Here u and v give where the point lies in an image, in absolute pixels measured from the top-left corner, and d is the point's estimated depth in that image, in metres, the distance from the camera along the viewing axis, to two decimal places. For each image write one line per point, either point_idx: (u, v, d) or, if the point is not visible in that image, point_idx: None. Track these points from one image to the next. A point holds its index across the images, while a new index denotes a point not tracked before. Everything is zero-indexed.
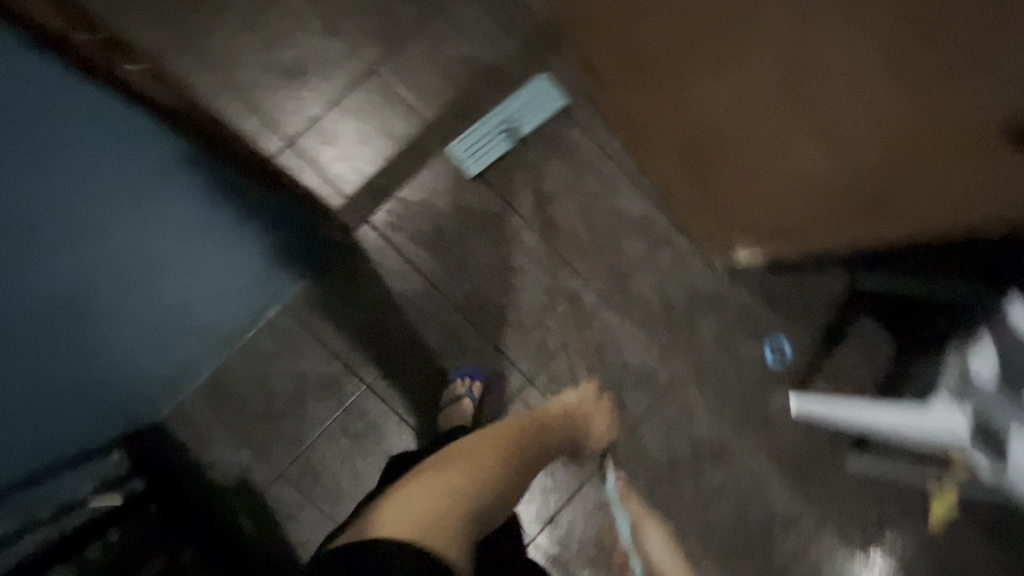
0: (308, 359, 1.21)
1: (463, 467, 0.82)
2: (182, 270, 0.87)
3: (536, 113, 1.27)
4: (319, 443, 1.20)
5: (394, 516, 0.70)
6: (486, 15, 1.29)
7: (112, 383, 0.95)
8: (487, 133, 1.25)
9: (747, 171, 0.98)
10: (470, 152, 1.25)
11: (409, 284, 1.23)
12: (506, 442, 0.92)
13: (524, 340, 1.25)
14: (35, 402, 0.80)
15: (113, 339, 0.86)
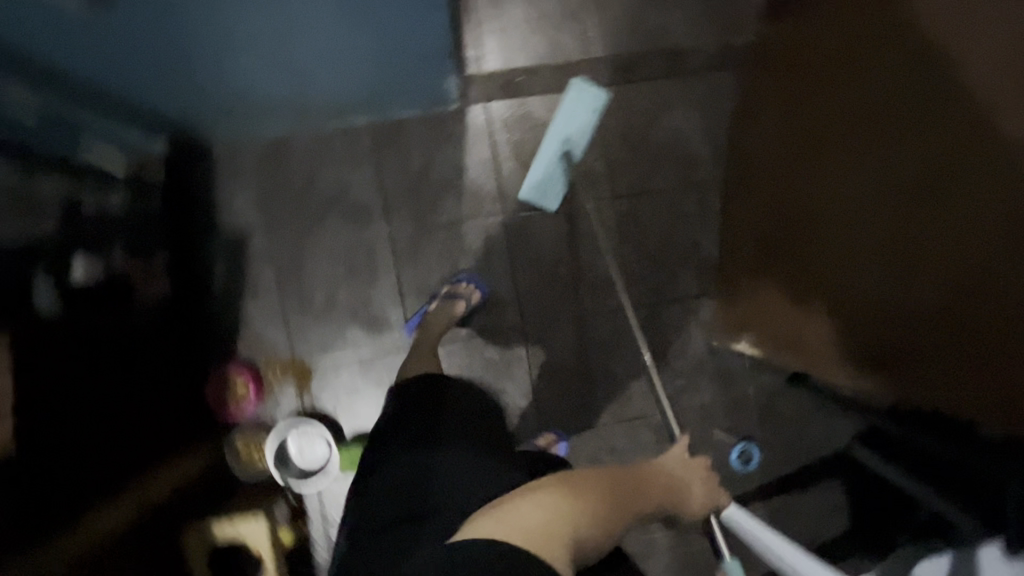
0: (359, 179, 1.22)
1: (571, 498, 0.66)
2: (344, 38, 0.90)
3: (584, 118, 1.22)
4: (319, 252, 1.22)
5: (504, 528, 0.60)
6: (704, 3, 1.26)
7: (214, 82, 0.94)
8: (550, 166, 1.23)
9: (803, 280, 1.04)
10: (542, 188, 1.22)
11: (482, 178, 1.24)
12: (625, 491, 0.72)
13: (542, 290, 1.25)
14: (160, 43, 0.79)
15: (254, 38, 0.84)
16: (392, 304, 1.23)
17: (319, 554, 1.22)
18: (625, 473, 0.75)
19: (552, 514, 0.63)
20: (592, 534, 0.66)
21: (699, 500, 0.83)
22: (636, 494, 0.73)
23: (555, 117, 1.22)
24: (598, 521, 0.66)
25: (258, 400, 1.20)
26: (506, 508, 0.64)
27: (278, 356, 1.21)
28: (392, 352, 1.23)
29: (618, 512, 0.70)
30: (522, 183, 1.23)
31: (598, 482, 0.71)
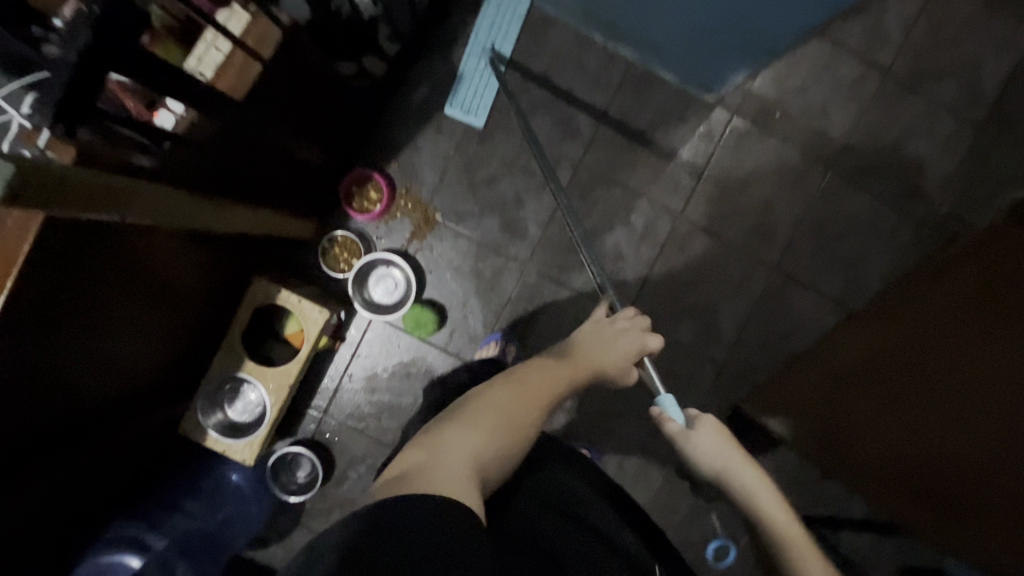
0: (586, 100, 1.21)
1: (472, 428, 0.69)
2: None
3: (506, 25, 1.18)
4: (510, 133, 1.20)
5: (417, 477, 0.59)
6: (976, 166, 1.22)
7: None
8: (474, 78, 1.17)
9: (879, 427, 0.94)
10: (468, 104, 1.17)
11: (683, 172, 1.23)
12: (518, 409, 0.75)
13: (661, 299, 1.24)
14: None
15: None
16: (535, 220, 1.22)
17: (329, 375, 1.23)
18: (524, 381, 0.79)
19: (450, 462, 0.63)
20: (499, 450, 0.69)
21: (631, 350, 0.88)
22: (514, 403, 0.75)
23: (482, 19, 1.17)
24: (501, 442, 0.70)
25: (377, 216, 1.18)
26: (394, 481, 0.60)
27: (417, 193, 1.19)
28: (507, 258, 1.22)
29: (541, 411, 0.77)
30: (447, 97, 1.18)
31: (477, 413, 0.72)
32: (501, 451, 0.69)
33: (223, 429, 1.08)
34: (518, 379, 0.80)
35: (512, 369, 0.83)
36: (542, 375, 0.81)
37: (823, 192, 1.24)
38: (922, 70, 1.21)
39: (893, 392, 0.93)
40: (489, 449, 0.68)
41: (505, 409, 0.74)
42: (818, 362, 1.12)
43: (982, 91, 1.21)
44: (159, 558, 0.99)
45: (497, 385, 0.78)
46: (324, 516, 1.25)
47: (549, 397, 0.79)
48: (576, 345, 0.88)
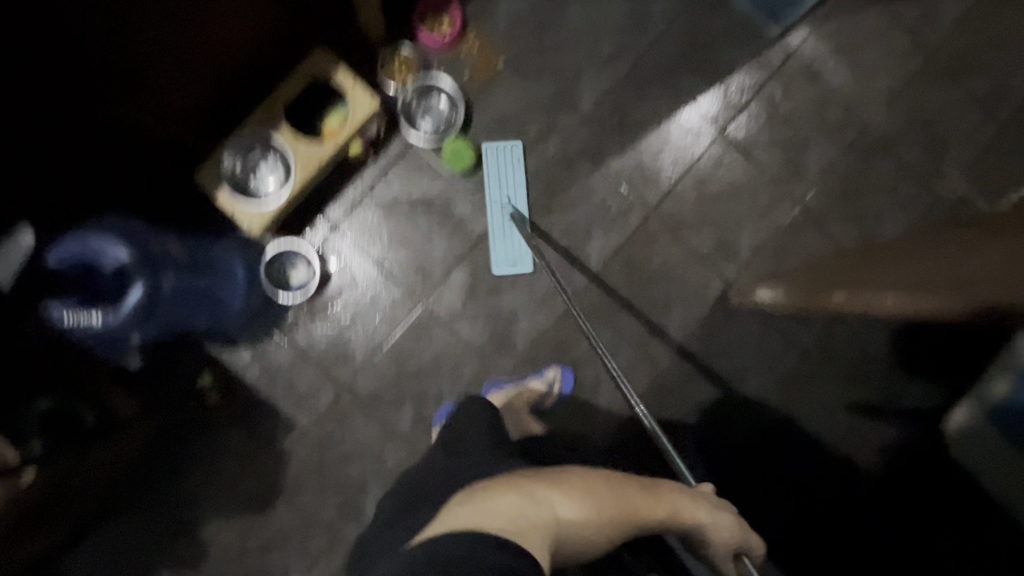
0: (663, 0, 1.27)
1: (580, 499, 0.67)
2: None
3: (513, 181, 1.23)
4: (587, 11, 1.25)
5: (508, 508, 0.62)
6: (993, 159, 1.32)
7: None
8: (503, 236, 1.22)
9: (873, 266, 1.09)
10: (510, 259, 1.22)
11: (735, 92, 1.29)
12: (635, 498, 0.71)
13: (688, 204, 1.28)
14: None
15: None
16: (587, 95, 1.25)
17: (352, 187, 1.21)
18: (641, 492, 0.73)
19: (537, 512, 0.64)
20: (586, 535, 0.67)
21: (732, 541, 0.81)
22: (643, 510, 0.72)
23: (491, 177, 1.22)
24: (601, 529, 0.67)
25: (446, 46, 1.19)
26: (482, 496, 0.65)
27: (485, 36, 1.22)
28: (554, 123, 1.24)
29: (645, 526, 0.72)
30: (492, 258, 1.22)
31: (600, 484, 0.70)
32: (599, 545, 0.69)
33: (234, 187, 1.05)
34: (634, 490, 0.72)
35: (648, 480, 0.77)
36: (654, 494, 0.74)
37: (856, 146, 1.31)
38: (960, 61, 1.32)
39: (851, 258, 1.20)
40: (588, 519, 0.66)
41: (614, 503, 0.69)
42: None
43: (1012, 93, 1.32)
44: (142, 249, 0.91)
45: (628, 475, 0.74)
46: (305, 328, 1.20)
47: (656, 521, 0.73)
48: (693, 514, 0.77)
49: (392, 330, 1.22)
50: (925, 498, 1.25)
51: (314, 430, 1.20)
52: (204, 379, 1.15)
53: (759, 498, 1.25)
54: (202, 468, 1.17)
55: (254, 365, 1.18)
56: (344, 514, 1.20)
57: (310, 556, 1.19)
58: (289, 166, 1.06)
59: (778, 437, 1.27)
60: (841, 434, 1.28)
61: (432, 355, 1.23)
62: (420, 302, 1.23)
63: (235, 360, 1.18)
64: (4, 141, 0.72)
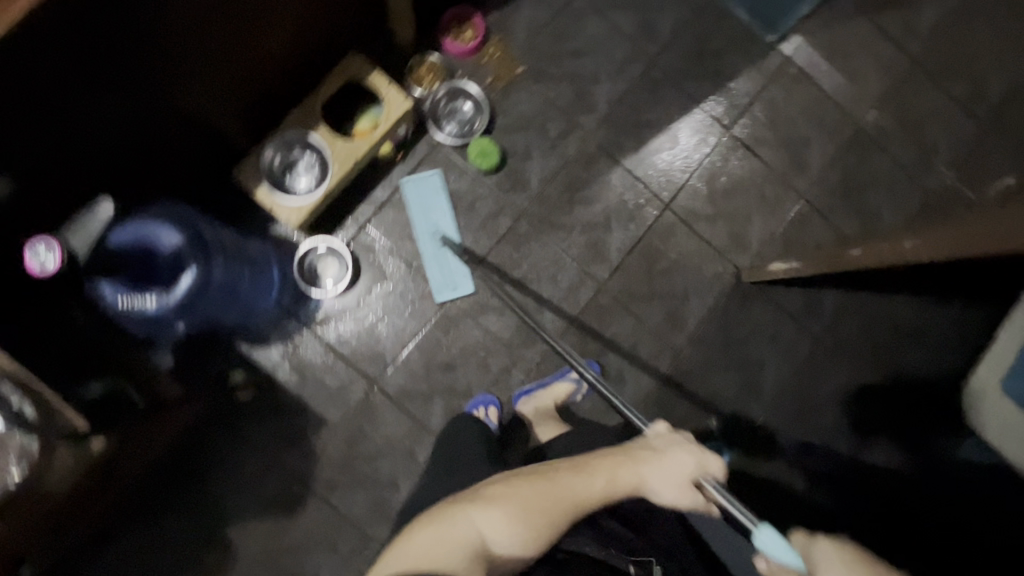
0: (669, 12, 1.36)
1: (502, 508, 0.68)
2: None
3: (434, 205, 1.25)
4: (599, 22, 1.34)
5: (425, 537, 0.65)
6: (977, 155, 1.42)
7: None
8: (437, 261, 1.24)
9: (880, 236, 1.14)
10: (449, 283, 1.24)
11: (739, 95, 1.38)
12: (556, 488, 0.72)
13: (700, 200, 1.35)
14: None
15: None
16: (604, 99, 1.33)
17: (382, 187, 1.25)
18: (567, 476, 0.73)
19: (452, 530, 0.66)
20: (519, 540, 0.68)
21: (685, 472, 0.76)
22: (567, 491, 0.72)
23: (413, 206, 1.24)
24: (534, 530, 0.68)
25: (471, 54, 1.27)
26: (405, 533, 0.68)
27: (508, 45, 1.30)
28: (573, 124, 1.31)
29: (578, 509, 0.72)
30: (433, 286, 1.24)
31: (520, 486, 0.71)
32: (535, 545, 0.69)
33: (272, 184, 1.08)
34: (561, 474, 0.74)
35: (575, 459, 0.77)
36: (579, 471, 0.75)
37: (852, 144, 1.41)
38: (941, 67, 1.44)
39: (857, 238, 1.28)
40: (515, 520, 0.68)
41: (536, 500, 0.70)
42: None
43: (988, 95, 1.44)
44: (194, 234, 0.93)
45: (547, 466, 0.75)
46: (335, 324, 1.21)
47: (593, 497, 0.74)
48: (631, 470, 0.76)
49: (422, 326, 1.24)
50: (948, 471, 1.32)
51: (345, 426, 1.20)
52: (235, 376, 1.16)
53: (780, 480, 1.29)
54: (232, 468, 1.16)
55: (285, 362, 1.19)
56: (376, 512, 1.18)
57: (340, 558, 1.16)
58: (326, 163, 1.11)
59: (795, 421, 1.33)
60: (863, 413, 1.34)
61: (461, 349, 1.25)
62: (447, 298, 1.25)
63: (268, 357, 1.18)
64: (83, 131, 0.75)
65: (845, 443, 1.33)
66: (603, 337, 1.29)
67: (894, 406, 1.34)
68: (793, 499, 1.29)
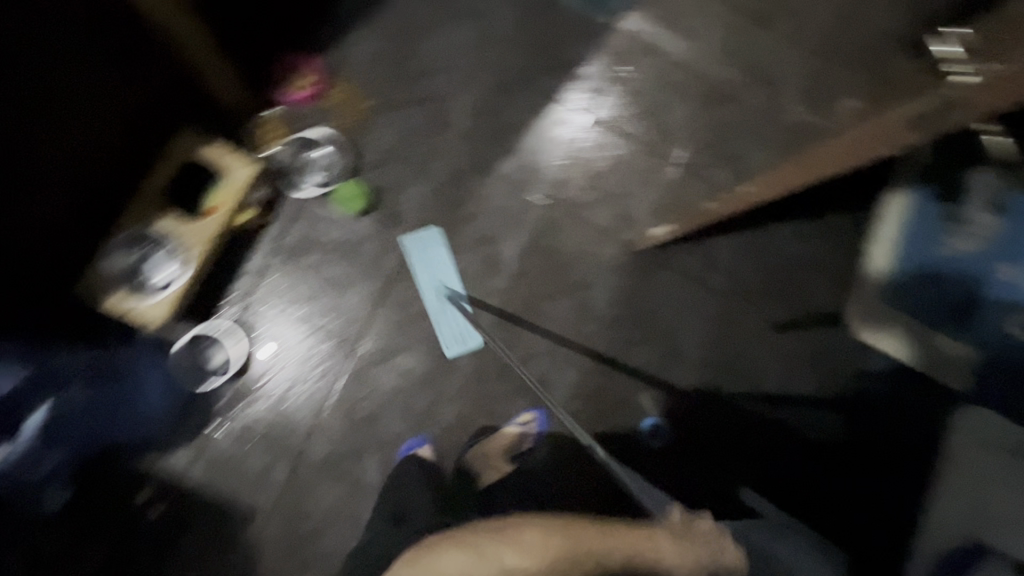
0: (502, 15, 1.37)
1: (527, 551, 0.74)
2: None
3: (439, 264, 1.26)
4: (437, 40, 1.33)
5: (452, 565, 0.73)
6: (825, 83, 1.49)
7: None
8: (444, 318, 1.25)
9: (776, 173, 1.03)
10: (457, 337, 1.24)
11: (591, 81, 1.41)
12: (585, 538, 0.79)
13: (580, 190, 1.37)
14: None
15: None
16: (461, 114, 1.32)
17: (255, 257, 1.20)
18: (601, 538, 0.80)
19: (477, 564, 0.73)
20: None
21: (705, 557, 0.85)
22: (600, 552, 0.78)
23: (416, 269, 1.25)
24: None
25: (308, 101, 1.23)
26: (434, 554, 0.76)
27: (349, 82, 1.26)
28: (436, 146, 1.30)
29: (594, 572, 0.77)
30: (441, 341, 1.24)
31: (546, 533, 0.77)
32: None
33: (128, 288, 1.02)
34: (590, 532, 0.80)
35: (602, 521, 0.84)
36: (602, 534, 0.81)
37: (707, 102, 1.46)
38: (769, 11, 1.51)
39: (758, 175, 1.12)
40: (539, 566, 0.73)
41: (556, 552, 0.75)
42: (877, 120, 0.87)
43: (817, 27, 1.52)
44: (38, 369, 0.94)
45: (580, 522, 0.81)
46: (239, 411, 1.16)
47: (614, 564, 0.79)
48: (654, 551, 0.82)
49: (333, 387, 1.20)
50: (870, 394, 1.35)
51: (277, 512, 1.14)
52: (141, 494, 1.10)
53: (719, 436, 1.33)
54: None
55: (196, 464, 1.13)
56: None
57: None
58: (182, 249, 1.04)
59: (721, 376, 1.37)
60: (778, 356, 1.38)
61: (379, 398, 1.21)
62: (353, 351, 1.22)
63: (175, 465, 1.12)
64: None
65: (769, 390, 1.36)
66: (520, 347, 1.29)
67: (808, 337, 1.39)
68: (736, 451, 1.33)
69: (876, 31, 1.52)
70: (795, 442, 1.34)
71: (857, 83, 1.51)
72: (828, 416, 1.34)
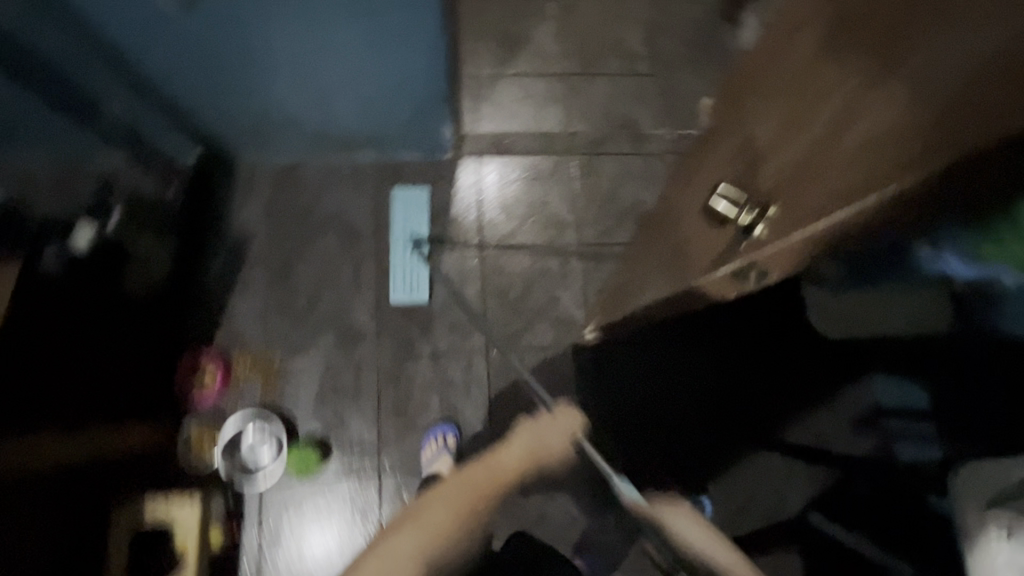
0: (357, 204, 1.37)
1: (429, 529, 0.97)
2: (337, 81, 1.13)
3: (414, 215, 1.37)
4: (311, 262, 1.33)
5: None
6: (668, 101, 1.51)
7: (240, 104, 1.18)
8: (405, 265, 1.35)
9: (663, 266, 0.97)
10: (408, 287, 1.34)
11: (466, 214, 1.40)
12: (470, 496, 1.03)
13: (508, 321, 1.35)
14: (191, 65, 1.05)
15: (264, 72, 1.09)
16: (365, 315, 1.32)
17: (246, 562, 1.17)
18: (472, 476, 1.07)
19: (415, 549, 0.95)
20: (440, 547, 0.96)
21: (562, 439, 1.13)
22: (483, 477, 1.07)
23: (395, 218, 1.37)
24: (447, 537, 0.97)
25: (223, 390, 1.23)
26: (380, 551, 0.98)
27: (250, 348, 1.27)
28: (358, 358, 1.30)
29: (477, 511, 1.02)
30: (389, 286, 1.34)
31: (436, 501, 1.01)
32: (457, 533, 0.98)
33: None
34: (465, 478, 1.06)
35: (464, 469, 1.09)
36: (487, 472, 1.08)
37: (578, 172, 1.45)
38: (588, 59, 1.52)
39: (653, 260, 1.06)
40: (432, 547, 0.96)
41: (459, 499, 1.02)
42: (706, 190, 0.90)
43: (638, 53, 1.53)
44: None
45: (463, 476, 1.06)
46: None
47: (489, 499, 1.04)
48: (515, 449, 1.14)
49: None
50: (855, 376, 1.29)
51: None
52: None
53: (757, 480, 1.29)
54: None
55: None
56: None
57: None
58: None
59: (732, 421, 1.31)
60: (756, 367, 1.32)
61: None
62: None
63: None
64: None
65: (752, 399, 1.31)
66: (532, 502, 1.26)
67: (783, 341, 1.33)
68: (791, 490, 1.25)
69: (686, 31, 1.55)
70: (830, 457, 1.28)
71: (700, 82, 1.52)
72: (847, 416, 1.28)
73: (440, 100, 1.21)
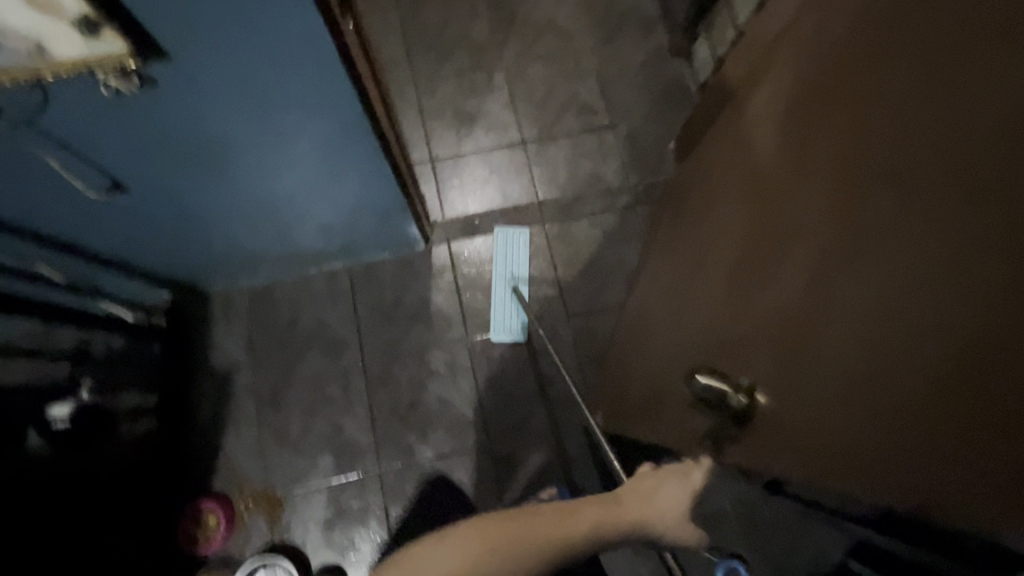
0: (337, 314, 1.35)
1: None
2: (294, 220, 1.12)
3: (514, 253, 1.40)
4: (299, 382, 1.31)
5: None
6: (633, 149, 1.47)
7: (203, 255, 1.18)
8: (504, 304, 1.36)
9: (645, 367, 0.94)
10: (506, 325, 1.35)
11: (447, 305, 1.37)
12: None
13: (507, 409, 1.31)
14: (143, 237, 1.06)
15: (220, 229, 1.09)
16: (361, 427, 1.29)
17: None
18: None
19: None
20: None
21: None
22: None
23: (497, 255, 1.39)
24: None
25: (229, 532, 1.21)
26: None
27: (252, 486, 1.25)
28: (360, 476, 1.26)
29: None
30: (490, 328, 1.35)
31: None
32: None
33: None
34: None
35: None
36: None
37: (554, 240, 1.42)
38: (545, 122, 1.49)
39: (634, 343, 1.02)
40: None
41: None
42: (679, 288, 0.86)
43: (595, 106, 1.50)
44: None
45: None
46: None
47: None
48: None
49: None
50: None
51: None
52: None
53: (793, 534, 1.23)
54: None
55: None
56: None
57: None
58: None
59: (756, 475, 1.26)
60: None
61: None
62: None
63: None
64: None
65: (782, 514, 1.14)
66: None
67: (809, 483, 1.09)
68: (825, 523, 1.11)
69: (639, 76, 1.52)
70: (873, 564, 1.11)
71: (662, 124, 1.48)
72: None
73: (399, 212, 1.19)
